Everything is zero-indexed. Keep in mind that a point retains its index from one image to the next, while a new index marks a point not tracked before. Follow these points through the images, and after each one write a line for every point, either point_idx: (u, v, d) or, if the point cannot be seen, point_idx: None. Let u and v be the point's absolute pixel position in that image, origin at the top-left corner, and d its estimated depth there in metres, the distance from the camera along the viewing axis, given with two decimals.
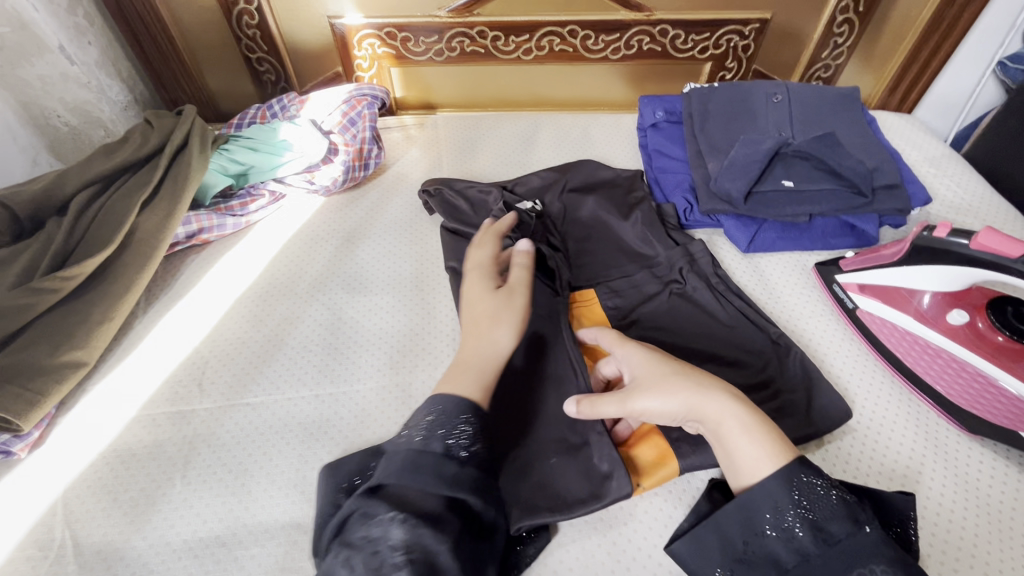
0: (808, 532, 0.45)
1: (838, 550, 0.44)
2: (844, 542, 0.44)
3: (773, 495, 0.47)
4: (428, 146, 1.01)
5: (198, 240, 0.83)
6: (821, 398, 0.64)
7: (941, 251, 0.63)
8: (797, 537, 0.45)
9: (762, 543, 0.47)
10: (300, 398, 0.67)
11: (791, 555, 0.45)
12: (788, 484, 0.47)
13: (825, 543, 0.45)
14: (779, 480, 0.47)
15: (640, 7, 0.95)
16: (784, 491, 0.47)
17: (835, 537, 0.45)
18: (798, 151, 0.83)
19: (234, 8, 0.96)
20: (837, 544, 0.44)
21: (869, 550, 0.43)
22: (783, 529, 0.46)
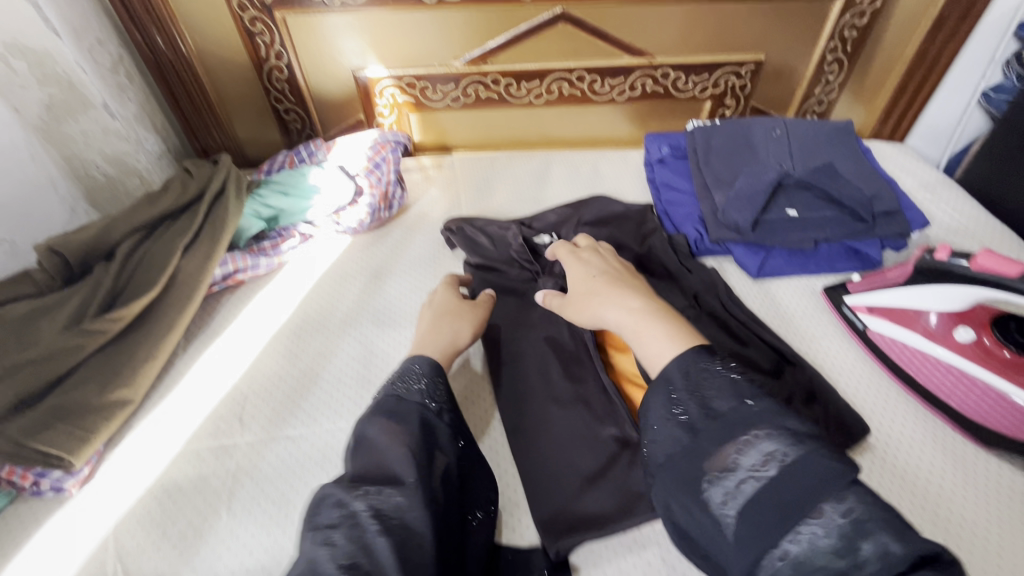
0: (696, 409, 0.49)
1: (721, 421, 0.47)
2: (728, 413, 0.47)
3: (672, 380, 0.51)
4: (447, 186, 1.07)
5: (233, 280, 0.87)
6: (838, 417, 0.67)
7: (943, 272, 0.67)
8: (691, 420, 0.48)
9: (662, 431, 0.50)
10: (338, 429, 0.69)
11: (683, 430, 0.48)
12: (681, 372, 0.51)
13: (710, 417, 0.48)
14: (675, 369, 0.52)
15: (643, 53, 1.02)
16: (672, 381, 0.51)
17: (721, 410, 0.48)
18: (799, 182, 0.89)
19: (266, 64, 1.03)
20: (722, 415, 0.47)
21: (750, 418, 0.46)
22: (677, 409, 0.50)
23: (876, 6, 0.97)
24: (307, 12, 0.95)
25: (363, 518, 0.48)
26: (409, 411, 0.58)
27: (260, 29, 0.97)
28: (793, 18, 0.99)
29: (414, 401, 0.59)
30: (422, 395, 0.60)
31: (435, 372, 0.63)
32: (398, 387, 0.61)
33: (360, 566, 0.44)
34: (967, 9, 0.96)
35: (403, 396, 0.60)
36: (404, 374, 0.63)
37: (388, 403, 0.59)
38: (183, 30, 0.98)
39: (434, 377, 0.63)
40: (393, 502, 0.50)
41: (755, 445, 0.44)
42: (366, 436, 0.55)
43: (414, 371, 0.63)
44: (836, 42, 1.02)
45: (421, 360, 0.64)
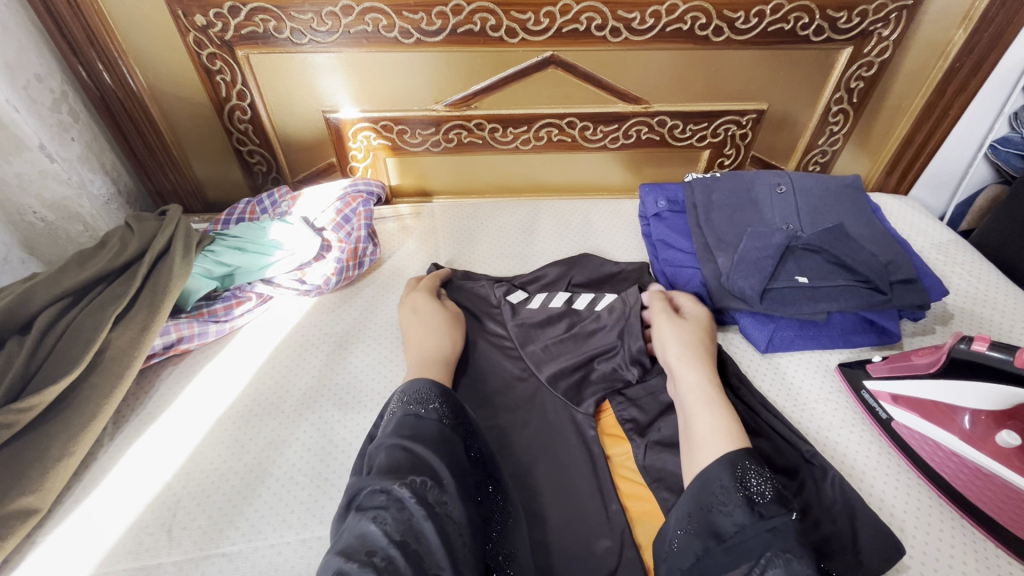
0: (748, 508, 0.50)
1: (767, 526, 0.48)
2: (774, 520, 0.49)
3: (722, 477, 0.52)
4: (425, 238, 0.98)
5: (177, 350, 0.76)
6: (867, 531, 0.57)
7: (982, 366, 0.59)
8: (744, 521, 0.49)
9: (706, 519, 0.51)
10: (285, 545, 0.59)
11: (730, 527, 0.49)
12: (735, 467, 0.52)
13: (758, 518, 0.49)
14: (721, 467, 0.53)
15: (639, 100, 0.95)
16: (728, 470, 0.52)
17: (768, 515, 0.49)
18: (808, 245, 0.81)
19: (226, 104, 0.93)
20: (768, 520, 0.49)
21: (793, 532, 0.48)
22: (726, 506, 0.50)
23: (885, 57, 0.92)
24: (272, 50, 0.86)
25: (410, 503, 0.47)
26: (428, 421, 0.56)
27: (220, 67, 0.88)
28: (796, 67, 0.93)
29: (429, 413, 0.57)
30: (435, 405, 0.59)
31: (448, 391, 0.61)
32: (411, 402, 0.58)
33: (410, 547, 0.45)
34: (978, 61, 0.91)
35: (421, 409, 0.58)
36: (415, 390, 0.60)
37: (406, 415, 0.57)
38: (133, 66, 0.88)
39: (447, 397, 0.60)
40: (434, 493, 0.49)
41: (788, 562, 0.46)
42: (392, 437, 0.54)
43: (425, 388, 0.60)
44: (841, 92, 0.96)
45: (429, 381, 0.61)
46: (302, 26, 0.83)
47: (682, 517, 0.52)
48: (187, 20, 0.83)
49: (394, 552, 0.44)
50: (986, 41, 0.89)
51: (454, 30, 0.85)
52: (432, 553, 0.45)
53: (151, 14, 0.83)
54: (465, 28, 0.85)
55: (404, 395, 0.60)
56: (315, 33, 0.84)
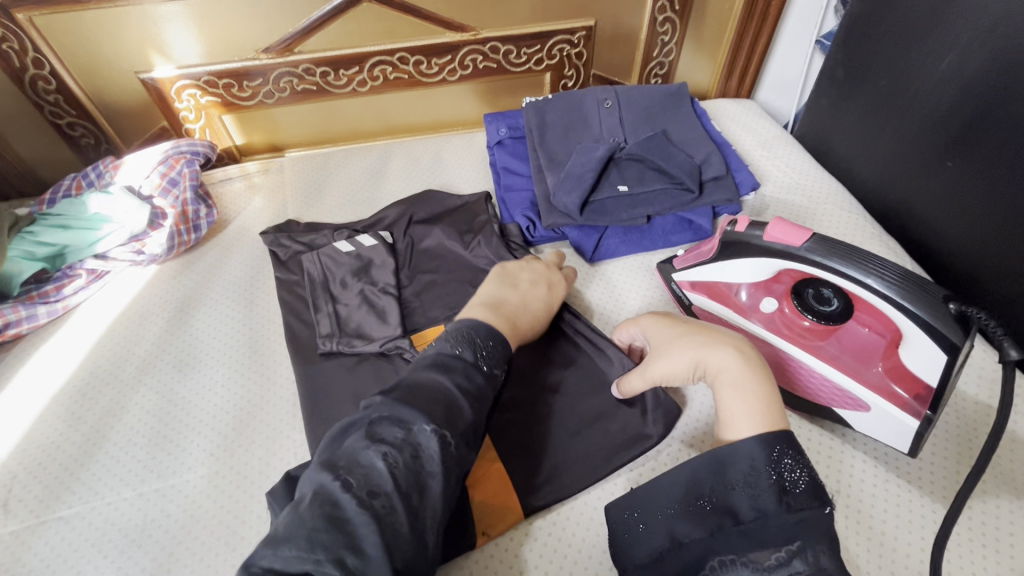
0: (774, 494, 0.45)
1: (795, 520, 0.44)
2: (804, 513, 0.44)
3: (755, 453, 0.47)
4: (273, 193, 0.97)
5: (6, 336, 0.75)
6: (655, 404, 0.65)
7: (743, 245, 0.64)
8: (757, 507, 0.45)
9: (721, 500, 0.47)
10: (122, 501, 0.61)
11: (749, 510, 0.45)
12: (772, 448, 0.47)
13: (786, 509, 0.44)
14: (752, 447, 0.47)
15: (464, 27, 0.94)
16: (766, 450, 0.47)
17: (797, 506, 0.44)
18: (631, 154, 0.86)
19: (25, 75, 0.86)
20: (797, 513, 0.44)
21: (819, 528, 0.44)
22: (751, 488, 0.46)
23: None
24: (56, 9, 0.80)
25: (425, 447, 0.46)
26: (483, 387, 0.52)
27: (3, 34, 0.82)
28: None
29: (487, 377, 0.53)
30: (496, 365, 0.54)
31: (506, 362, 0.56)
32: (469, 351, 0.54)
33: (411, 500, 0.44)
34: None
35: (476, 365, 0.53)
36: (482, 340, 0.55)
37: (460, 363, 0.53)
38: None
39: (505, 362, 0.56)
40: (452, 447, 0.47)
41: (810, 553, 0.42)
42: (440, 379, 0.50)
43: (489, 349, 0.55)
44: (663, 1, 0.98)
45: (500, 344, 0.56)
46: None
47: (707, 487, 0.48)
48: None
49: (398, 500, 0.43)
50: None
51: None
52: (427, 502, 0.45)
53: None
54: None
55: (466, 338, 0.55)
56: None
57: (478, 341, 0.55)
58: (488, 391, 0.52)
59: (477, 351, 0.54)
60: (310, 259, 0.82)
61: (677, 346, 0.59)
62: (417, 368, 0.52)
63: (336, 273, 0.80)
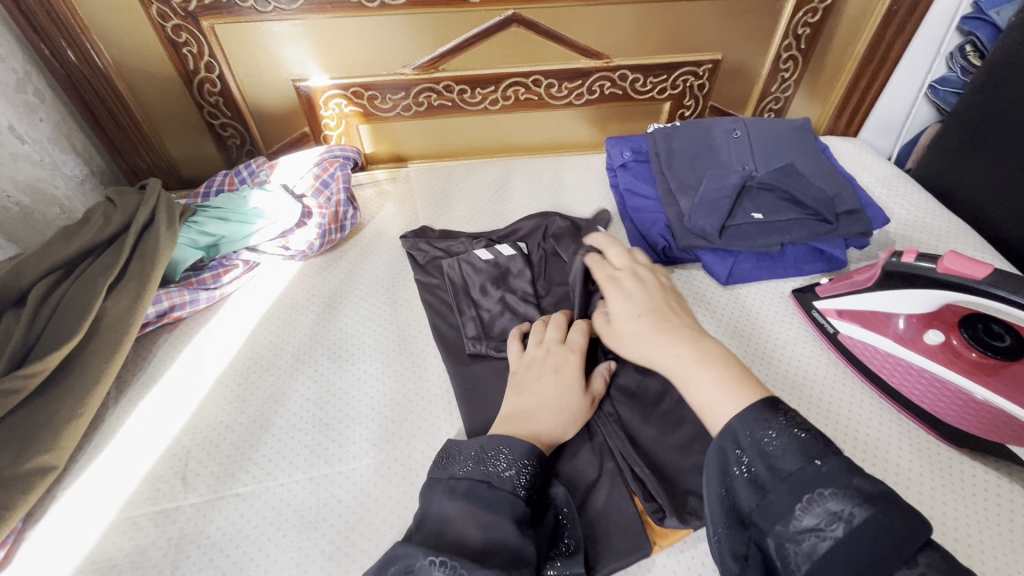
0: (762, 468, 0.44)
1: (789, 482, 0.42)
2: (796, 474, 0.43)
3: (733, 441, 0.47)
4: (403, 201, 1.01)
5: (170, 318, 0.79)
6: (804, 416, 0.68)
7: (911, 276, 0.65)
8: (759, 480, 0.44)
9: (735, 492, 0.45)
10: (294, 483, 0.64)
11: (766, 477, 0.44)
12: (749, 426, 0.47)
13: (778, 476, 0.43)
14: (738, 425, 0.47)
15: (599, 55, 0.99)
16: (745, 421, 0.47)
17: (786, 470, 0.43)
18: (762, 184, 0.87)
19: (195, 78, 0.94)
20: (788, 477, 0.43)
21: (817, 478, 0.42)
22: (745, 466, 0.45)
23: (828, 3, 0.97)
24: (237, 19, 0.87)
25: None
26: (498, 495, 0.51)
27: (186, 39, 0.89)
28: (748, 15, 0.97)
29: (504, 484, 0.52)
30: (507, 470, 0.53)
31: (530, 454, 0.54)
32: (476, 461, 0.54)
33: None
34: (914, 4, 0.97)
35: (493, 478, 0.52)
36: (493, 451, 0.55)
37: (475, 483, 0.52)
38: (98, 43, 0.88)
39: (526, 466, 0.53)
40: None
41: (818, 502, 0.41)
42: (446, 510, 0.50)
43: (504, 451, 0.54)
44: (790, 39, 1.01)
45: (512, 440, 0.55)
46: None
47: (715, 499, 0.47)
48: None
49: None
50: None
51: None
52: None
53: None
54: None
55: (478, 454, 0.55)
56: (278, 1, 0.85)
57: (486, 454, 0.54)
58: (506, 507, 0.50)
59: (484, 464, 0.53)
60: (451, 263, 0.84)
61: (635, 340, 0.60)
62: (433, 501, 0.52)
63: (479, 278, 0.82)
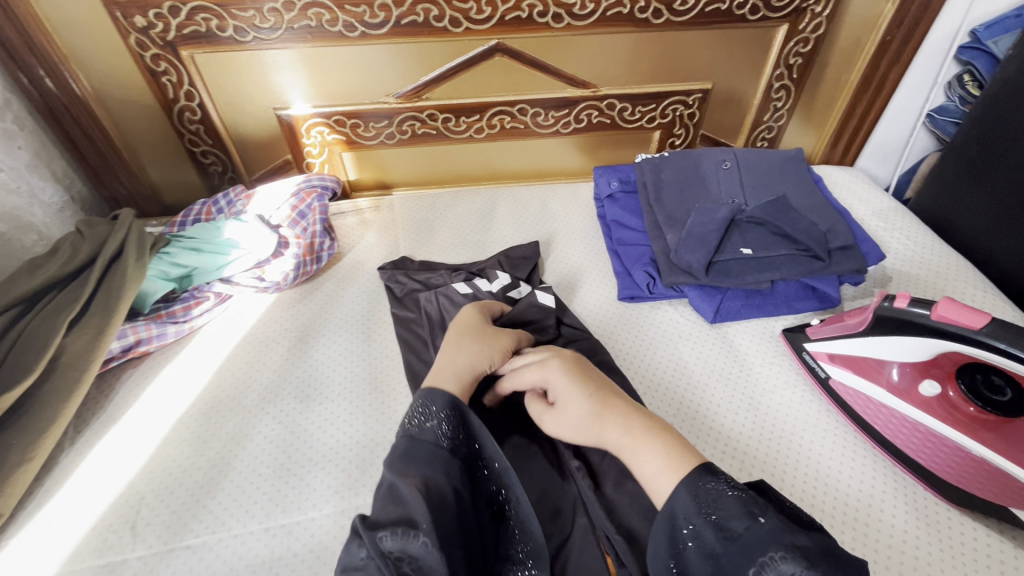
0: (712, 535, 0.45)
1: (739, 547, 0.44)
2: (744, 537, 0.44)
3: (680, 509, 0.48)
4: (385, 230, 0.99)
5: (136, 353, 0.77)
6: (794, 471, 0.64)
7: (904, 322, 0.62)
8: (709, 548, 0.45)
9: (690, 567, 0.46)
10: (249, 534, 0.60)
11: (716, 542, 0.45)
12: (693, 491, 0.48)
13: (727, 540, 0.45)
14: (683, 493, 0.48)
15: (586, 84, 0.97)
16: (688, 488, 0.48)
17: (736, 532, 0.45)
18: (752, 218, 0.84)
19: (175, 105, 0.93)
20: (738, 540, 0.44)
21: (764, 539, 0.43)
22: (695, 533, 0.46)
23: (820, 33, 0.95)
24: (217, 49, 0.86)
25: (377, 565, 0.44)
26: (423, 449, 0.52)
27: (165, 68, 0.88)
28: (738, 45, 0.96)
29: (428, 435, 0.54)
30: (431, 423, 0.54)
31: (449, 405, 0.56)
32: (410, 422, 0.55)
33: None
34: (908, 34, 0.95)
35: (420, 432, 0.54)
36: (419, 408, 0.56)
37: (404, 440, 0.53)
38: (76, 71, 0.87)
39: (445, 415, 0.55)
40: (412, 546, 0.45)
41: (771, 567, 0.42)
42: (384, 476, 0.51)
43: (428, 406, 0.56)
44: (782, 69, 0.99)
45: (433, 393, 0.57)
46: (245, 24, 0.83)
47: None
48: (127, 22, 0.82)
49: None
50: (913, 15, 0.92)
51: (398, 22, 0.85)
52: None
53: (91, 19, 0.82)
54: (410, 19, 0.85)
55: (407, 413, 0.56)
56: (258, 30, 0.84)
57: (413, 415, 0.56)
58: (437, 460, 0.52)
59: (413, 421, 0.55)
60: (427, 297, 0.81)
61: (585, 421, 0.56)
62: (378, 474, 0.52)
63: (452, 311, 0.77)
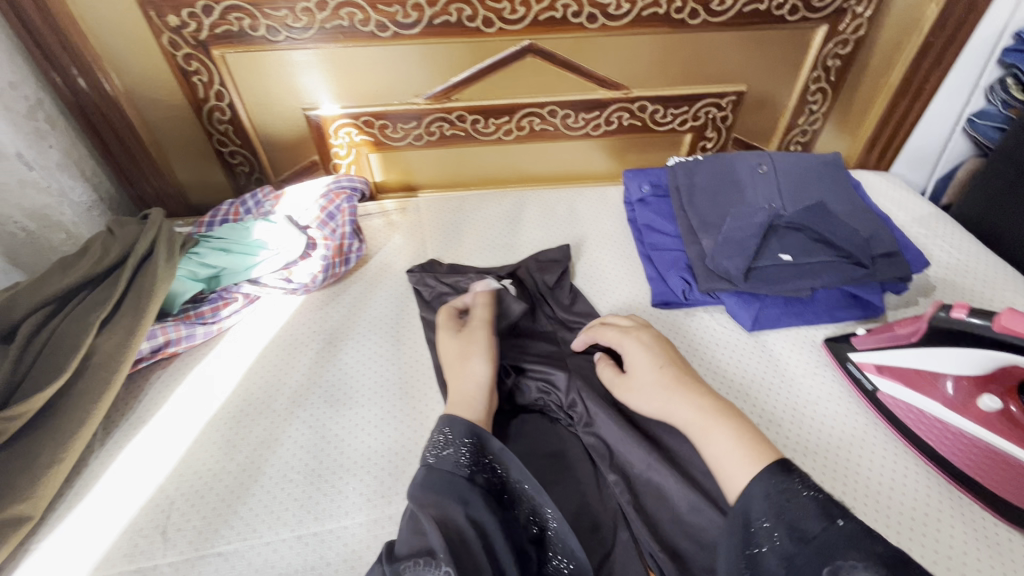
0: (787, 538, 0.43)
1: (814, 546, 0.42)
2: (820, 537, 0.43)
3: (754, 504, 0.47)
4: (412, 233, 0.97)
5: (165, 354, 0.76)
6: (848, 487, 0.61)
7: (962, 333, 0.59)
8: (779, 548, 0.43)
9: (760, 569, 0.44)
10: (280, 542, 0.59)
11: (786, 541, 0.43)
12: (772, 485, 0.47)
13: (802, 541, 0.43)
14: (758, 489, 0.47)
15: (618, 86, 0.96)
16: (766, 483, 0.47)
17: (811, 533, 0.43)
18: (791, 223, 0.81)
19: (205, 105, 0.92)
20: (814, 540, 0.42)
21: (840, 542, 0.42)
22: (768, 531, 0.45)
23: (860, 34, 0.93)
24: (248, 49, 0.86)
25: None
26: (443, 476, 0.51)
27: (196, 68, 0.88)
28: (774, 47, 0.93)
29: (445, 463, 0.53)
30: (447, 450, 0.53)
31: (466, 431, 0.55)
32: (428, 451, 0.54)
33: None
34: (951, 36, 0.92)
35: (435, 459, 0.53)
36: (436, 436, 0.55)
37: (422, 468, 0.52)
38: (109, 70, 0.87)
39: (460, 441, 0.54)
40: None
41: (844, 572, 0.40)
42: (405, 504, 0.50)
43: (443, 432, 0.55)
44: (819, 71, 0.97)
45: (450, 421, 0.56)
46: (277, 23, 0.83)
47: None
48: (160, 21, 0.82)
49: None
50: (958, 16, 0.90)
51: (430, 22, 0.85)
52: None
53: (125, 19, 0.82)
54: (442, 19, 0.84)
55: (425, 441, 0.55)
56: (290, 30, 0.84)
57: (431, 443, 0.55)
58: (454, 488, 0.50)
59: (430, 447, 0.54)
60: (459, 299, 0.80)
61: (654, 391, 0.60)
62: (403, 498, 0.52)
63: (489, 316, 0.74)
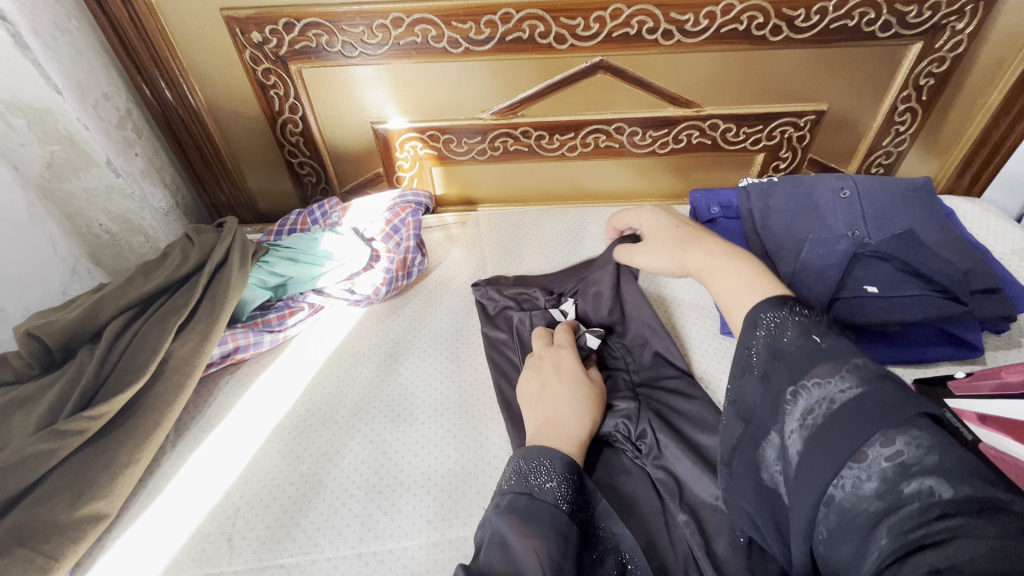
0: (767, 354, 0.44)
1: (789, 364, 0.42)
2: (793, 353, 0.42)
3: (750, 332, 0.46)
4: (471, 247, 0.97)
5: (234, 359, 0.78)
6: None
7: None
8: (765, 368, 0.43)
9: (746, 388, 0.45)
10: (341, 559, 0.59)
11: (766, 357, 0.44)
12: (772, 312, 0.45)
13: (775, 357, 0.43)
14: (760, 316, 0.46)
15: (690, 103, 0.93)
16: (768, 311, 0.46)
17: (788, 351, 0.42)
18: (876, 252, 0.75)
19: (279, 117, 0.95)
20: (788, 357, 0.42)
21: (812, 358, 0.41)
22: (753, 354, 0.45)
23: (959, 51, 0.87)
24: (322, 63, 0.88)
25: None
26: (540, 506, 0.49)
27: (274, 81, 0.90)
28: (861, 65, 0.88)
29: (545, 495, 0.51)
30: (550, 481, 0.52)
31: (569, 468, 0.53)
32: (527, 478, 0.52)
33: None
34: None
35: (535, 488, 0.51)
36: (536, 463, 0.54)
37: (518, 494, 0.51)
38: (193, 83, 0.91)
39: (564, 476, 0.52)
40: None
41: (812, 387, 0.39)
42: (497, 523, 0.48)
43: (545, 461, 0.53)
44: (909, 90, 0.91)
45: (552, 453, 0.54)
46: (353, 39, 0.84)
47: (728, 392, 0.47)
48: (244, 37, 0.85)
49: None
50: None
51: (502, 38, 0.84)
52: None
53: (213, 34, 0.85)
54: (514, 36, 0.84)
55: (521, 465, 0.54)
56: (365, 46, 0.85)
57: (532, 468, 0.53)
58: (550, 520, 0.48)
59: (528, 470, 0.53)
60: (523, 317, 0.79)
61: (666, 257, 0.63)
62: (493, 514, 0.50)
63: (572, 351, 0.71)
